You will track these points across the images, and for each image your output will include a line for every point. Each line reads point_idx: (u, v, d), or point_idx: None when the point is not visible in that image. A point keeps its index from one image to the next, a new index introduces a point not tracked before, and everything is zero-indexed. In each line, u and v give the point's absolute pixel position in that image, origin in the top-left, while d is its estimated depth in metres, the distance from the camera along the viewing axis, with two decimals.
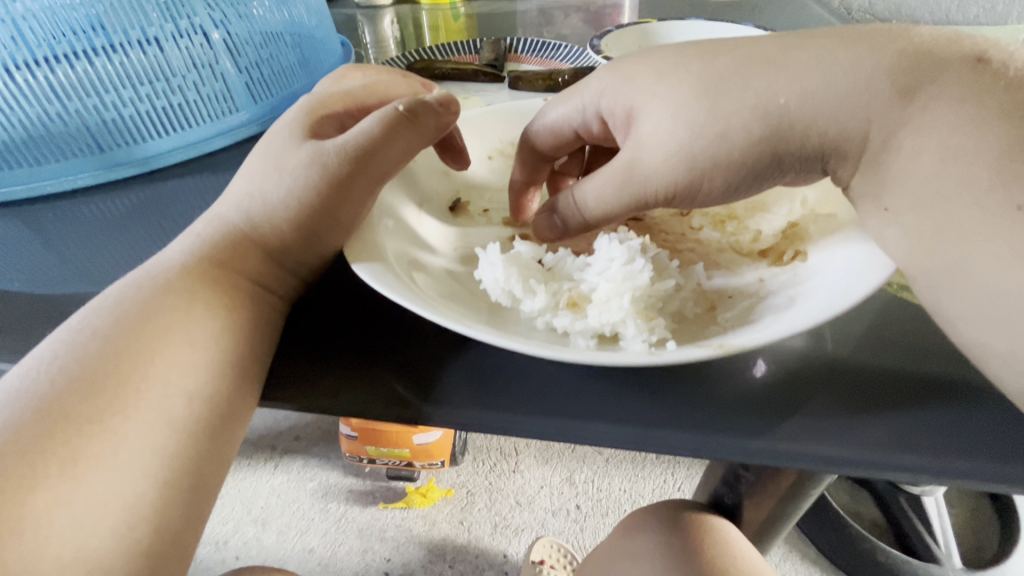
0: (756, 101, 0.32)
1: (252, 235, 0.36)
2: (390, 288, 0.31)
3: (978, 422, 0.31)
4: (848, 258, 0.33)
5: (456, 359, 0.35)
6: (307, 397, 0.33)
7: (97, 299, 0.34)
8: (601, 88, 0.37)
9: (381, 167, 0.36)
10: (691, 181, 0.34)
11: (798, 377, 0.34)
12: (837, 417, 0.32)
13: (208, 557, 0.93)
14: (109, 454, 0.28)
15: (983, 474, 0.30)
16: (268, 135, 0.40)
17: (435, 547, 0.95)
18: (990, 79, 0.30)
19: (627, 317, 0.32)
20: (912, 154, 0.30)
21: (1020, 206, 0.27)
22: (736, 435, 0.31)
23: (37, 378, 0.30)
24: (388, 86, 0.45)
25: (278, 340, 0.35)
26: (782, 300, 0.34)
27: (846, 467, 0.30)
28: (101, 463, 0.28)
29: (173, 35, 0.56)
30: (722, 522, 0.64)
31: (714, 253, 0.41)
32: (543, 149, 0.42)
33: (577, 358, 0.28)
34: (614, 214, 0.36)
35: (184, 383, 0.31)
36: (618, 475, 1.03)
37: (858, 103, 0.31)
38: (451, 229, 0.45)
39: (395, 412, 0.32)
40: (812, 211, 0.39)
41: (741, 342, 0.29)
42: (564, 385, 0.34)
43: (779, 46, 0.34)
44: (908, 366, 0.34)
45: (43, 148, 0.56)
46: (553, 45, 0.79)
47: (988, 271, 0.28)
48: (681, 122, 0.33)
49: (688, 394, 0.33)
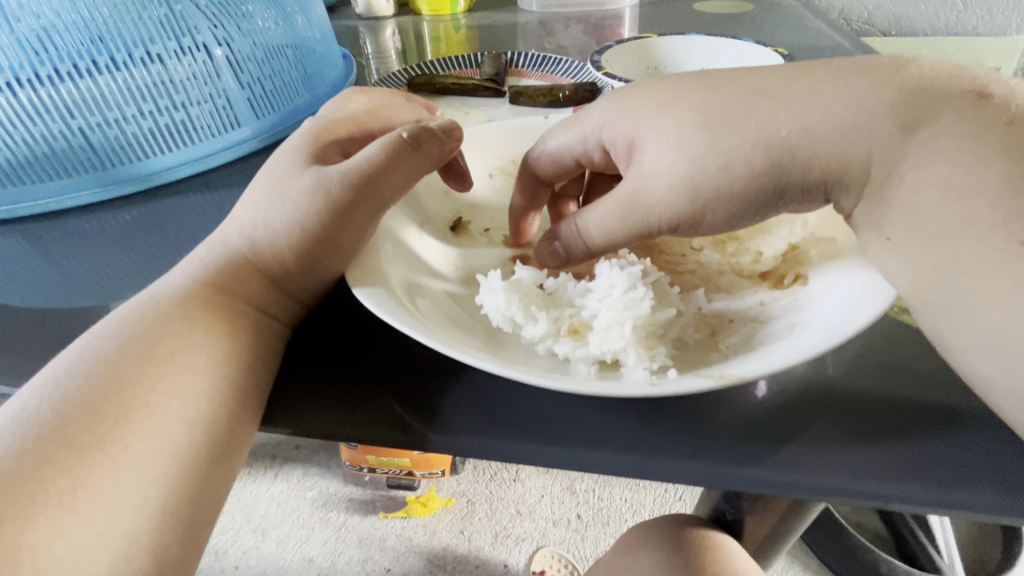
0: (758, 131, 0.32)
1: (255, 260, 0.36)
2: (392, 315, 0.31)
3: (980, 450, 0.31)
4: (848, 286, 0.33)
5: (457, 386, 0.35)
6: (308, 423, 0.33)
7: (98, 324, 0.34)
8: (603, 118, 0.38)
9: (384, 194, 0.36)
10: (694, 211, 0.34)
11: (799, 403, 0.34)
12: (838, 445, 0.32)
13: (208, 567, 0.93)
14: (110, 485, 0.28)
15: (985, 504, 0.30)
16: (271, 160, 0.40)
17: (435, 558, 0.94)
18: (991, 113, 0.30)
19: (628, 344, 0.32)
20: (914, 187, 0.30)
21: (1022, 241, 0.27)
22: (738, 463, 0.31)
23: (39, 406, 0.30)
24: (390, 109, 0.45)
25: (279, 365, 0.36)
26: (783, 326, 0.34)
27: (847, 495, 0.30)
28: (102, 494, 0.28)
29: (175, 52, 0.57)
30: (722, 537, 0.63)
31: (714, 276, 0.41)
32: (544, 175, 0.42)
33: (579, 388, 0.28)
34: (615, 242, 0.36)
35: (184, 411, 0.31)
36: (619, 485, 1.02)
37: (859, 134, 0.31)
38: (453, 250, 0.45)
39: (397, 439, 0.33)
40: (812, 235, 0.40)
41: (744, 371, 0.29)
42: (565, 412, 0.34)
43: (780, 77, 0.34)
44: (909, 393, 0.34)
45: (46, 165, 0.56)
46: (553, 59, 0.79)
47: (990, 304, 0.28)
48: (682, 153, 0.33)
49: (689, 421, 0.33)
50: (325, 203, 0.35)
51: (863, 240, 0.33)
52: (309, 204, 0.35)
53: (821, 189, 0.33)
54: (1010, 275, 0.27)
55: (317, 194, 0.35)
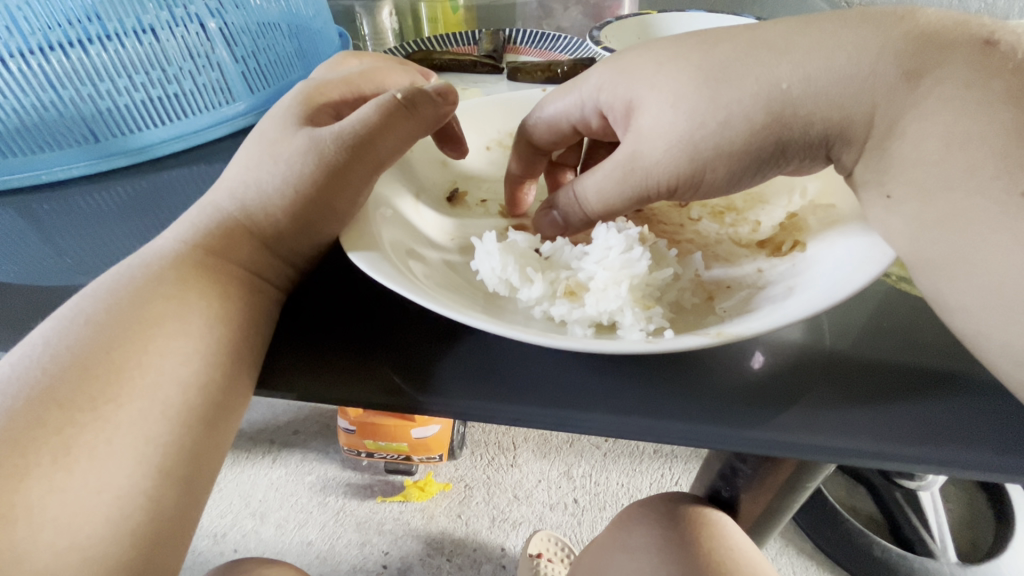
0: (759, 88, 0.32)
1: (249, 224, 0.36)
2: (387, 276, 0.31)
3: (976, 413, 0.31)
4: (847, 250, 0.33)
5: (453, 350, 0.35)
6: (304, 385, 0.33)
7: (90, 287, 0.34)
8: (600, 82, 0.37)
9: (378, 157, 0.36)
10: (693, 172, 0.33)
11: (795, 368, 0.34)
12: (834, 406, 0.32)
13: (207, 550, 0.93)
14: (103, 442, 0.28)
15: (981, 465, 0.30)
16: (263, 123, 0.39)
17: (433, 541, 0.95)
18: (997, 63, 0.30)
19: (625, 305, 0.32)
20: (916, 140, 0.30)
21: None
22: (733, 425, 0.31)
23: (28, 366, 0.30)
24: (386, 74, 0.44)
25: (274, 329, 0.35)
26: (781, 289, 0.33)
27: (844, 457, 0.30)
28: (95, 453, 0.28)
29: (168, 23, 0.56)
30: (718, 514, 0.64)
31: (712, 244, 0.41)
32: (541, 142, 0.42)
33: (575, 346, 0.28)
34: (614, 207, 0.35)
35: (178, 371, 0.31)
36: (616, 469, 1.03)
37: (861, 88, 0.31)
38: (449, 219, 0.44)
39: (394, 401, 0.32)
40: (812, 203, 0.39)
41: (740, 330, 0.29)
42: (561, 375, 0.33)
43: (781, 32, 0.33)
44: (907, 358, 0.34)
45: (38, 137, 0.56)
46: (552, 37, 0.78)
47: (991, 259, 0.27)
48: (682, 112, 0.33)
49: (685, 384, 0.33)
50: (319, 164, 0.35)
51: (864, 200, 0.33)
52: (304, 165, 0.35)
53: (822, 145, 0.33)
54: (1011, 230, 0.27)
55: (312, 155, 0.35)
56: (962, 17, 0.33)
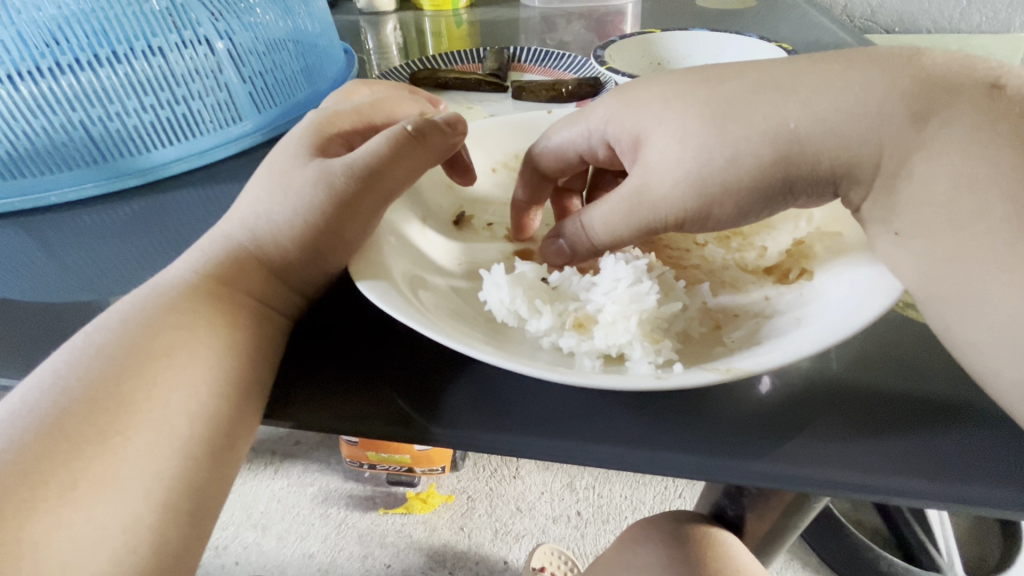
0: (766, 125, 0.32)
1: (258, 253, 0.36)
2: (397, 309, 0.31)
3: (986, 446, 0.31)
4: (854, 281, 0.33)
5: (460, 380, 0.35)
6: (312, 415, 0.33)
7: (100, 317, 0.34)
8: (607, 114, 0.37)
9: (387, 188, 0.36)
10: (702, 206, 0.33)
11: (804, 398, 0.34)
12: (842, 437, 0.32)
13: (209, 562, 0.93)
14: (110, 476, 0.28)
15: (992, 501, 0.29)
16: (273, 153, 0.39)
17: (435, 554, 0.94)
18: (1004, 105, 0.30)
19: (634, 338, 0.32)
20: (924, 180, 0.30)
21: None
22: (742, 458, 0.31)
23: (39, 399, 0.30)
24: (395, 103, 0.45)
25: (282, 358, 0.35)
26: (788, 320, 0.34)
27: (853, 491, 0.30)
28: (102, 487, 0.28)
29: (177, 45, 0.56)
30: (723, 532, 0.64)
31: (718, 270, 0.41)
32: (548, 170, 0.42)
33: (584, 382, 0.28)
34: (622, 238, 0.36)
35: (187, 403, 0.31)
36: (619, 481, 1.02)
37: (868, 126, 0.31)
38: (455, 243, 0.44)
39: (402, 432, 0.32)
40: (818, 230, 0.39)
41: (749, 366, 0.29)
42: (570, 406, 0.33)
43: (788, 70, 0.34)
44: (916, 389, 0.34)
45: (47, 158, 0.56)
46: (555, 54, 0.79)
47: (1001, 298, 0.27)
48: (689, 148, 0.33)
49: (694, 416, 0.33)
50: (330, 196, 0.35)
51: (871, 235, 0.33)
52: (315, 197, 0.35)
53: (831, 181, 0.33)
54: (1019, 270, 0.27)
55: (322, 186, 0.35)
56: (965, 57, 0.34)
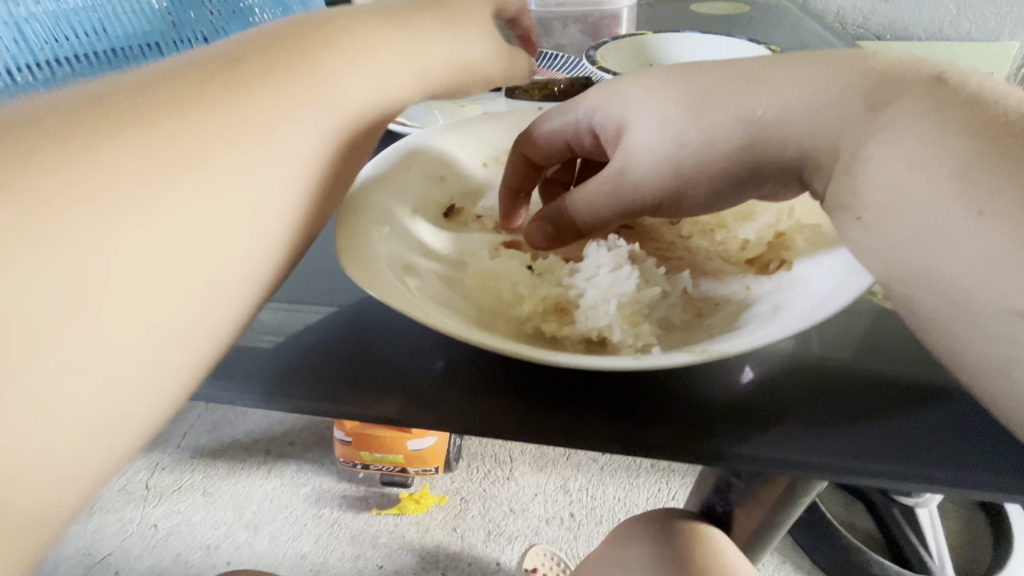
0: (736, 115, 0.33)
1: None
2: (383, 293, 0.32)
3: (958, 430, 0.32)
4: (826, 273, 0.34)
5: (447, 367, 0.36)
6: (307, 397, 0.34)
7: None
8: (594, 103, 0.38)
9: None
10: (679, 189, 0.34)
11: (782, 385, 0.34)
12: (817, 420, 0.33)
13: (200, 561, 0.93)
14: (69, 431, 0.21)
15: (965, 482, 0.30)
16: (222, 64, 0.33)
17: (427, 554, 0.94)
18: (947, 96, 0.30)
19: (614, 321, 0.34)
20: (882, 162, 0.30)
21: (981, 211, 0.26)
22: (721, 441, 0.32)
23: None
24: None
25: (278, 348, 0.37)
26: (768, 307, 0.34)
27: (830, 474, 0.31)
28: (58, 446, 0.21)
29: (174, 42, 0.58)
30: (712, 530, 0.65)
31: (702, 261, 0.42)
32: (535, 159, 0.43)
33: (566, 362, 0.28)
34: (604, 221, 0.36)
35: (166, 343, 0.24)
36: (613, 483, 1.03)
37: (831, 113, 0.32)
38: (445, 234, 0.45)
39: (394, 416, 0.34)
40: (798, 222, 0.41)
41: (725, 348, 0.30)
42: (552, 390, 0.35)
43: (755, 65, 0.35)
44: (890, 376, 0.35)
45: None
46: (549, 57, 0.80)
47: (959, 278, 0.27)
48: (667, 132, 0.34)
49: (674, 400, 0.34)
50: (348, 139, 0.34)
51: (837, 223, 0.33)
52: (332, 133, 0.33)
53: (794, 171, 0.34)
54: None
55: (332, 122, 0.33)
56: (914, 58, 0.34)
